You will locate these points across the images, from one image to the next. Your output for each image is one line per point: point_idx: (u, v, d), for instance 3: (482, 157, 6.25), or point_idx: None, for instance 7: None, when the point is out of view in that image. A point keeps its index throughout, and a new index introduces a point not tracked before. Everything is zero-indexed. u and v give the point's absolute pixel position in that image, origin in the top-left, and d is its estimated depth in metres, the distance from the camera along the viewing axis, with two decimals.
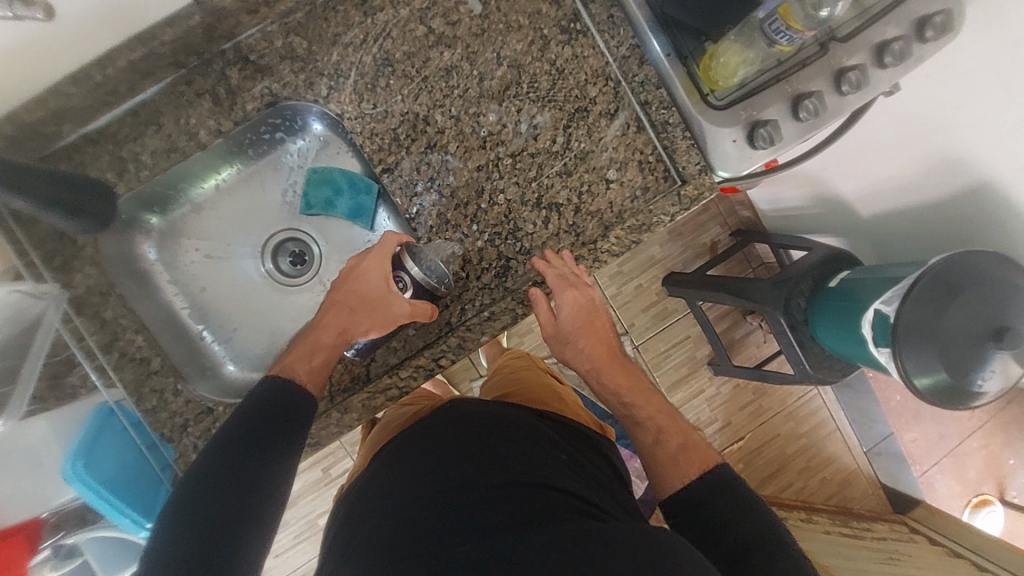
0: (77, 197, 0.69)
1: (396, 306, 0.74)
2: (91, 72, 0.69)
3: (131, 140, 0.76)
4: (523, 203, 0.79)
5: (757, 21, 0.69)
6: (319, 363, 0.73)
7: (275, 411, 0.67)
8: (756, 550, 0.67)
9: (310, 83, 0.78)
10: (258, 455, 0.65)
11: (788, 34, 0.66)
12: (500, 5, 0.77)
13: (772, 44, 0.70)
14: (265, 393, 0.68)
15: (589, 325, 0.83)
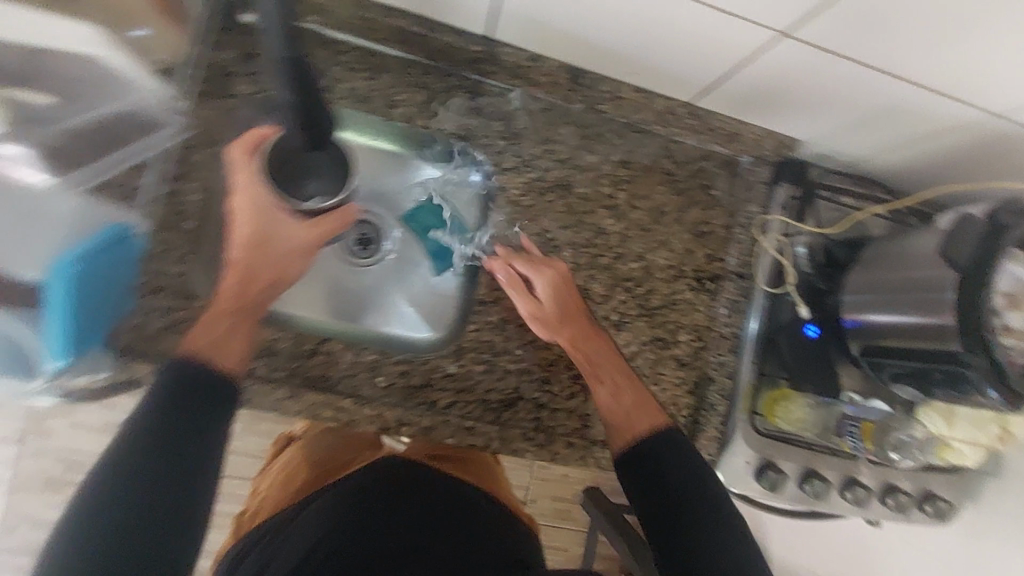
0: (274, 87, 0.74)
1: (293, 232, 0.66)
2: (371, 9, 0.74)
3: (345, 66, 0.78)
4: (567, 367, 0.83)
5: (841, 412, 0.84)
6: (219, 330, 0.61)
7: (189, 380, 0.57)
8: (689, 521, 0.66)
9: (501, 151, 0.83)
10: (188, 439, 0.56)
11: (858, 442, 0.82)
12: (672, 223, 0.86)
13: (836, 435, 0.84)
14: (171, 373, 0.57)
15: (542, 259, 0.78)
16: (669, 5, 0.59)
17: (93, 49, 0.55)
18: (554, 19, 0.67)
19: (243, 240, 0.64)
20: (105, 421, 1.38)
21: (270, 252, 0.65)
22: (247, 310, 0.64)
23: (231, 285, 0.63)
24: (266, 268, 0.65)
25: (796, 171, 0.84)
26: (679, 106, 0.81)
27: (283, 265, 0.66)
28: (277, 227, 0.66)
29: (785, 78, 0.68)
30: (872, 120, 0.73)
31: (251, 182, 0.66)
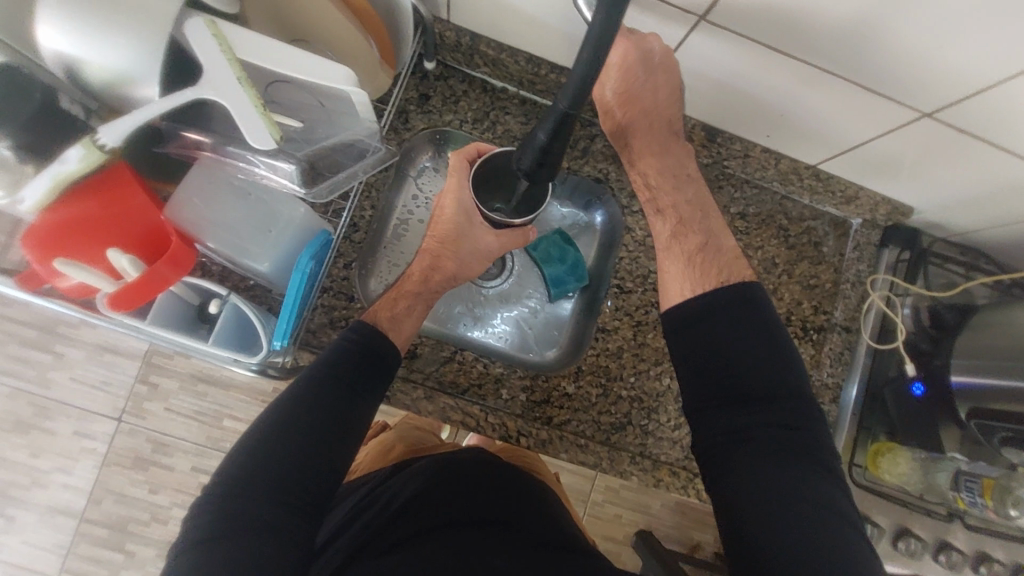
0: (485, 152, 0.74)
1: (482, 238, 0.78)
2: (541, 66, 0.83)
3: (503, 111, 0.89)
4: (675, 399, 0.88)
5: (958, 466, 0.85)
6: (402, 311, 0.74)
7: (372, 346, 0.68)
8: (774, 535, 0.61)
9: (632, 195, 0.91)
10: (352, 394, 0.66)
11: (976, 496, 0.82)
12: (782, 274, 0.92)
13: (951, 489, 0.86)
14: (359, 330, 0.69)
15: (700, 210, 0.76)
16: (827, 80, 0.68)
17: (342, 87, 0.61)
18: (710, 84, 0.76)
19: (442, 233, 0.77)
20: (192, 411, 1.46)
21: (459, 248, 0.78)
22: (426, 294, 0.78)
23: (419, 268, 0.77)
24: (449, 260, 0.78)
25: (906, 236, 0.90)
26: (804, 167, 0.87)
27: (463, 263, 0.79)
28: (470, 231, 0.77)
29: (917, 148, 0.75)
30: (993, 195, 0.79)
31: (461, 186, 0.75)
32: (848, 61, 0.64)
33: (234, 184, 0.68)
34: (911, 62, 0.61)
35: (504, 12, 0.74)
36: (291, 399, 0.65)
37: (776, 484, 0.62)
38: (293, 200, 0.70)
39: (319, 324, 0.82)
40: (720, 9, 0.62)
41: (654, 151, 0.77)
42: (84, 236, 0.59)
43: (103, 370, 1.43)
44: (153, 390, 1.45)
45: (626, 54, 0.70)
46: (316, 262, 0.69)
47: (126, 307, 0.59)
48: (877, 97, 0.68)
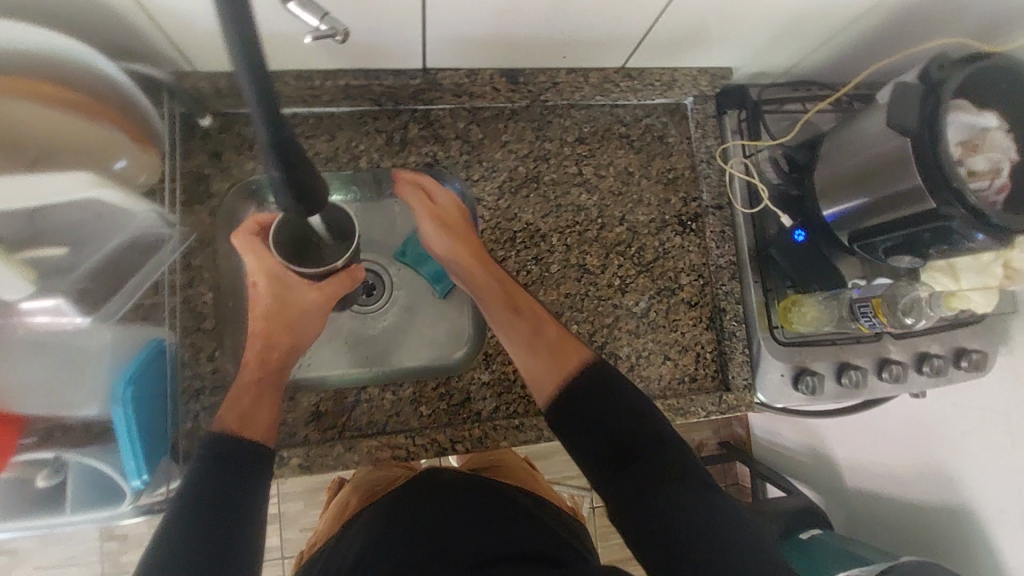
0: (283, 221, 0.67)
1: (306, 296, 0.72)
2: (314, 77, 0.77)
3: (303, 136, 0.83)
4: (589, 340, 0.86)
5: (851, 296, 0.84)
6: (249, 404, 0.69)
7: (230, 455, 0.63)
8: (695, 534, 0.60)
9: (467, 165, 0.87)
10: (238, 495, 0.62)
11: (871, 318, 0.81)
12: (640, 181, 0.91)
13: (852, 320, 0.84)
14: (209, 449, 0.64)
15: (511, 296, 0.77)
16: None
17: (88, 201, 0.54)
18: (480, 32, 0.72)
19: (266, 311, 0.72)
20: None
21: (288, 316, 0.72)
22: (270, 377, 0.72)
23: (254, 355, 0.72)
24: (282, 334, 0.72)
25: (736, 95, 0.89)
26: (613, 72, 0.85)
27: (299, 328, 0.73)
28: (291, 293, 0.71)
29: (703, 15, 0.72)
30: (791, 28, 0.78)
31: (264, 254, 0.70)
32: None
33: (21, 342, 0.58)
34: None
35: (239, 41, 0.68)
36: (168, 527, 0.59)
37: (680, 507, 0.62)
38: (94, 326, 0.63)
39: (209, 427, 0.77)
40: None
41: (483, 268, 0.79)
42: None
43: (64, 545, 1.34)
44: (124, 540, 1.36)
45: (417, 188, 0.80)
46: (148, 382, 0.63)
47: None
48: None
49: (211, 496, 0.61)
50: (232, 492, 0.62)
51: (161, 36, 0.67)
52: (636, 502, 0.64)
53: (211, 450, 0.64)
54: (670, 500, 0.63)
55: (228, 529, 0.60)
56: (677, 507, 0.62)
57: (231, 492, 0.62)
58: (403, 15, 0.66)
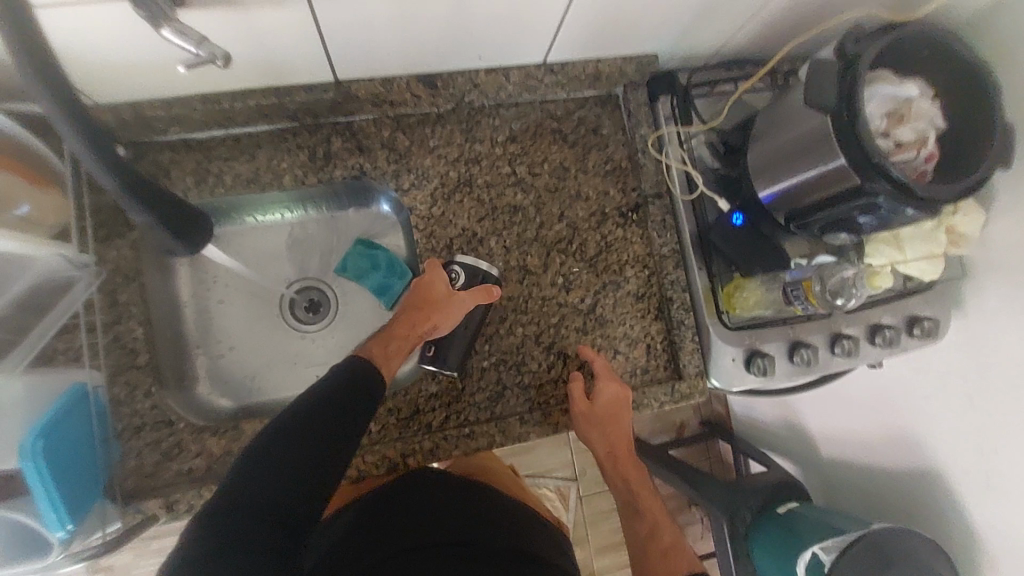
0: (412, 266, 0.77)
1: (456, 306, 0.77)
2: (222, 99, 0.76)
3: (222, 159, 0.81)
4: (537, 343, 0.85)
5: (783, 280, 0.84)
6: (393, 350, 0.75)
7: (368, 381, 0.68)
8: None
9: (396, 174, 0.85)
10: (343, 429, 0.64)
11: (804, 304, 0.82)
12: (576, 176, 0.89)
13: (788, 304, 0.84)
14: (354, 362, 0.69)
15: (423, 310, 0.77)
16: None
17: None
18: (383, 40, 0.70)
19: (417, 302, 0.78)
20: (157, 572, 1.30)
21: (422, 312, 0.77)
22: (411, 338, 0.77)
23: (405, 317, 0.77)
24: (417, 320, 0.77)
25: (665, 81, 0.86)
26: (535, 68, 0.83)
27: (440, 316, 0.77)
28: (444, 298, 0.78)
29: (610, 2, 0.70)
30: (707, 9, 0.76)
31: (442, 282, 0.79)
32: None
33: None
34: None
35: (130, 69, 0.66)
36: (264, 438, 0.61)
37: None
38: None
39: (153, 463, 0.76)
40: None
41: (598, 427, 0.82)
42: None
43: None
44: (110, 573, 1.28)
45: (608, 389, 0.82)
46: (71, 429, 0.65)
47: None
48: None
49: (326, 426, 0.63)
50: (344, 422, 0.64)
51: None
52: None
53: (358, 373, 0.68)
54: None
55: (329, 456, 0.62)
56: None
57: (345, 423, 0.64)
58: (297, 28, 0.64)
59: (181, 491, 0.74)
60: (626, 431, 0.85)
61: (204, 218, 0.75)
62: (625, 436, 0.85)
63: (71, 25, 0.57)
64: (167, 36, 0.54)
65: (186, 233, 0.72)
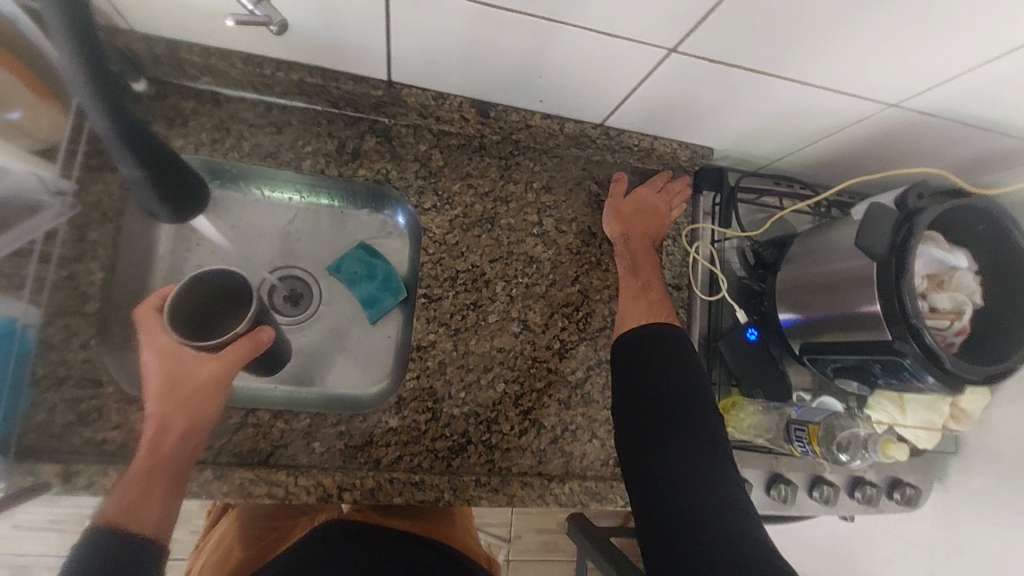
0: (210, 294, 0.62)
1: (202, 369, 0.57)
2: (264, 64, 0.71)
3: (247, 124, 0.77)
4: (515, 403, 0.79)
5: (789, 416, 0.82)
6: (139, 493, 0.54)
7: (113, 550, 0.50)
8: (670, 409, 0.66)
9: (420, 191, 0.80)
10: None
11: (806, 446, 0.79)
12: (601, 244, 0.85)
13: (787, 441, 0.82)
14: (82, 544, 0.50)
15: (175, 406, 0.56)
16: (550, 32, 0.60)
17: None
18: (448, 57, 0.67)
19: (152, 388, 0.56)
20: (44, 522, 1.18)
21: (181, 395, 0.56)
22: (167, 464, 0.56)
23: (145, 442, 0.56)
24: (179, 414, 0.56)
25: (713, 177, 0.85)
26: (591, 127, 0.80)
27: (196, 406, 0.57)
28: (180, 366, 0.57)
29: (683, 86, 0.68)
30: (774, 121, 0.75)
31: (158, 350, 0.56)
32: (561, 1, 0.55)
33: None
34: None
35: (178, 8, 0.61)
36: None
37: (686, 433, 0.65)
38: None
39: (65, 423, 0.67)
40: None
41: (647, 185, 0.84)
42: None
43: None
44: None
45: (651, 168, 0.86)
46: None
47: None
48: (616, 40, 0.60)
49: None
50: None
51: None
52: (630, 406, 0.67)
53: (91, 544, 0.50)
54: (688, 418, 0.66)
55: None
56: (679, 465, 0.63)
57: None
58: (365, 18, 0.61)
59: (85, 463, 0.66)
60: (660, 225, 0.83)
61: (201, 182, 0.69)
62: (666, 203, 0.84)
63: None
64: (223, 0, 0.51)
65: (176, 202, 0.66)
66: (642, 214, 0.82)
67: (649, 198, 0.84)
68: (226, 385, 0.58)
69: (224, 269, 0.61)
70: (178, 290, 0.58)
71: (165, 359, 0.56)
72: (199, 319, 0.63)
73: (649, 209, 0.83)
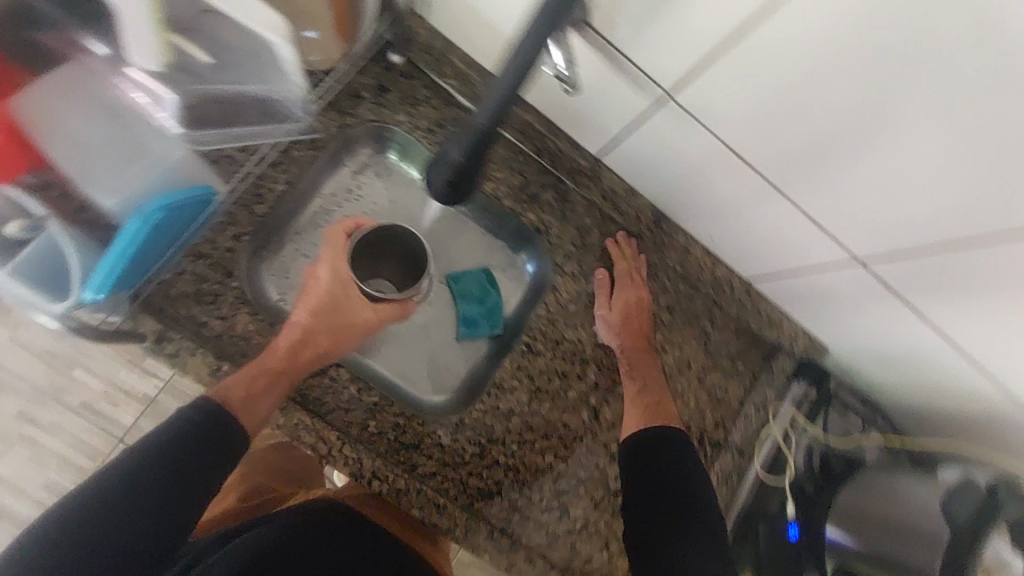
0: (390, 244, 0.75)
1: (358, 311, 0.72)
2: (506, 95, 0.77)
3: (462, 130, 0.83)
4: (554, 479, 0.81)
5: None
6: (262, 387, 0.66)
7: (211, 428, 0.61)
8: (682, 498, 0.72)
9: (567, 256, 0.87)
10: (184, 476, 0.59)
11: None
12: (690, 380, 0.89)
13: None
14: (192, 412, 0.61)
15: (322, 325, 0.70)
16: (756, 200, 0.66)
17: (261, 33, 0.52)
18: (665, 173, 0.73)
19: (317, 302, 0.70)
20: None
21: (334, 320, 0.71)
22: (292, 370, 0.68)
23: (289, 342, 0.69)
24: (325, 335, 0.70)
25: (817, 374, 0.89)
26: (738, 283, 0.84)
27: (338, 334, 0.71)
28: (345, 298, 0.71)
29: (848, 291, 0.73)
30: (901, 359, 0.78)
31: (336, 271, 0.71)
32: (808, 180, 0.60)
33: (114, 104, 0.55)
34: (865, 200, 0.58)
35: (478, 25, 0.68)
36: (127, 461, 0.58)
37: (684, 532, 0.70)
38: (167, 137, 0.58)
39: (180, 292, 0.70)
40: (693, 93, 0.58)
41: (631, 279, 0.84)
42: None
43: None
44: None
45: (625, 246, 0.86)
46: (171, 221, 0.60)
47: None
48: (822, 232, 0.65)
49: (169, 462, 0.58)
50: (189, 468, 0.59)
51: None
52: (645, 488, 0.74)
53: (195, 414, 0.61)
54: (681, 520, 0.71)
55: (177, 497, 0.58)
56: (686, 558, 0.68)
57: (189, 467, 0.59)
58: (623, 111, 0.67)
59: (179, 334, 0.68)
60: (643, 316, 0.84)
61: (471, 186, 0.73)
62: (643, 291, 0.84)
63: None
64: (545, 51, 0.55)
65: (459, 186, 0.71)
66: (631, 311, 0.83)
67: (630, 289, 0.83)
68: (365, 330, 0.73)
69: (408, 231, 0.73)
70: (372, 228, 0.72)
71: (337, 284, 0.71)
72: (367, 258, 0.76)
73: (642, 300, 0.84)
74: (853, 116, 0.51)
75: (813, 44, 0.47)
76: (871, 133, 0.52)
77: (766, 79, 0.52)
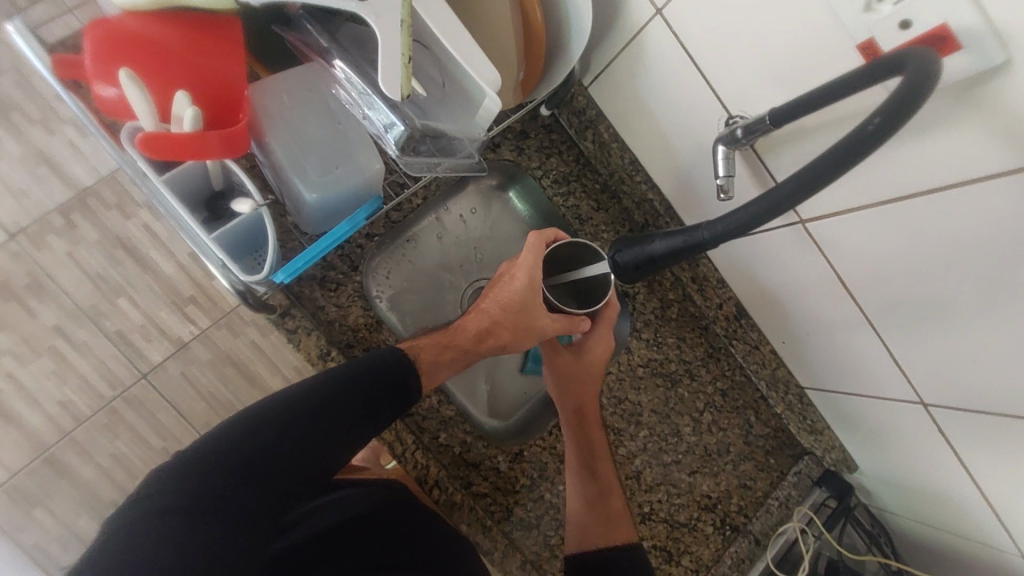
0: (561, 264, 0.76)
1: (541, 319, 0.75)
2: (639, 171, 0.83)
3: (584, 189, 0.89)
4: None
5: None
6: (445, 357, 0.72)
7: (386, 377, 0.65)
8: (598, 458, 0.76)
9: (646, 322, 0.92)
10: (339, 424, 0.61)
11: None
12: (729, 463, 0.96)
13: None
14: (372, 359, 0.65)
15: (505, 322, 0.74)
16: (848, 330, 0.74)
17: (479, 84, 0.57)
18: (767, 279, 0.79)
19: (503, 302, 0.73)
20: (95, 270, 1.10)
21: (518, 319, 0.74)
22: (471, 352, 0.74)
23: (474, 329, 0.74)
24: (505, 330, 0.74)
25: (838, 486, 0.95)
26: (794, 384, 0.92)
27: (516, 334, 0.75)
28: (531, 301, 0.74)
29: (900, 426, 0.79)
30: (925, 496, 0.85)
31: (528, 272, 0.74)
32: (914, 327, 0.66)
33: (327, 111, 0.60)
34: (961, 360, 0.64)
35: (644, 111, 0.74)
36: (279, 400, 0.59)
37: None
38: (370, 148, 0.61)
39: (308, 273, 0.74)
40: (830, 226, 0.65)
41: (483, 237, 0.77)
42: (145, 63, 0.54)
43: (18, 175, 1.06)
44: (68, 228, 1.08)
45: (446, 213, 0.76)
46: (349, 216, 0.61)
47: (150, 152, 0.50)
48: (898, 371, 0.72)
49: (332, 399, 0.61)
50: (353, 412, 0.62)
51: (610, 56, 0.73)
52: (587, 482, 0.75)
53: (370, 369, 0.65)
54: None
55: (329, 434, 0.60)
56: None
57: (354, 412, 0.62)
58: None
59: (300, 313, 0.72)
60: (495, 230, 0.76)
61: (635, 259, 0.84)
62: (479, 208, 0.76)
63: (682, 76, 0.65)
64: (715, 151, 0.61)
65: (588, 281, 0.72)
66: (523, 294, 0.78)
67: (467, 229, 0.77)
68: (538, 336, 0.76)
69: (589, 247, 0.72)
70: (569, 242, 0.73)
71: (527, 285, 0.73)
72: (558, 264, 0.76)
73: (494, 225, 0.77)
74: (971, 294, 0.58)
75: (955, 225, 0.54)
76: (982, 310, 0.58)
77: (909, 239, 0.59)
